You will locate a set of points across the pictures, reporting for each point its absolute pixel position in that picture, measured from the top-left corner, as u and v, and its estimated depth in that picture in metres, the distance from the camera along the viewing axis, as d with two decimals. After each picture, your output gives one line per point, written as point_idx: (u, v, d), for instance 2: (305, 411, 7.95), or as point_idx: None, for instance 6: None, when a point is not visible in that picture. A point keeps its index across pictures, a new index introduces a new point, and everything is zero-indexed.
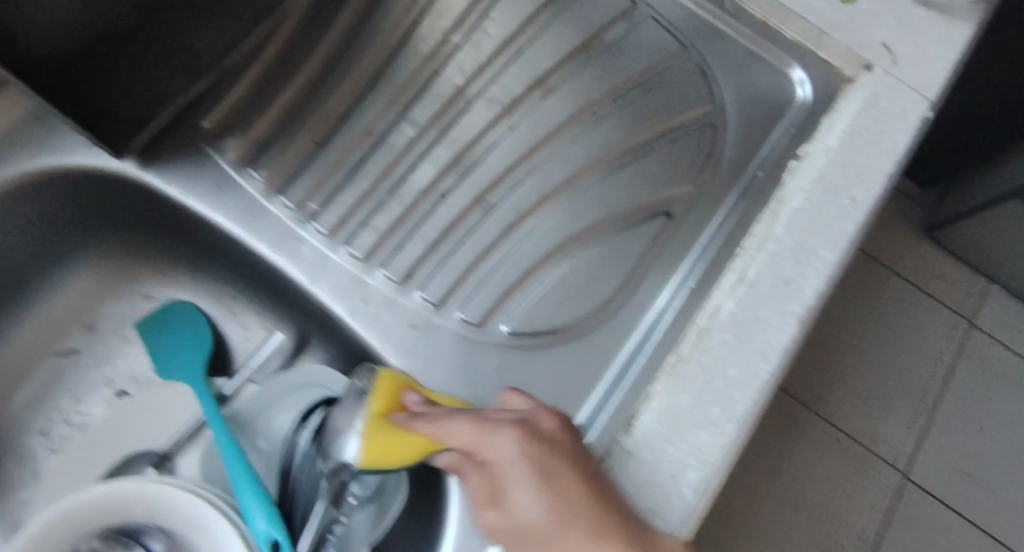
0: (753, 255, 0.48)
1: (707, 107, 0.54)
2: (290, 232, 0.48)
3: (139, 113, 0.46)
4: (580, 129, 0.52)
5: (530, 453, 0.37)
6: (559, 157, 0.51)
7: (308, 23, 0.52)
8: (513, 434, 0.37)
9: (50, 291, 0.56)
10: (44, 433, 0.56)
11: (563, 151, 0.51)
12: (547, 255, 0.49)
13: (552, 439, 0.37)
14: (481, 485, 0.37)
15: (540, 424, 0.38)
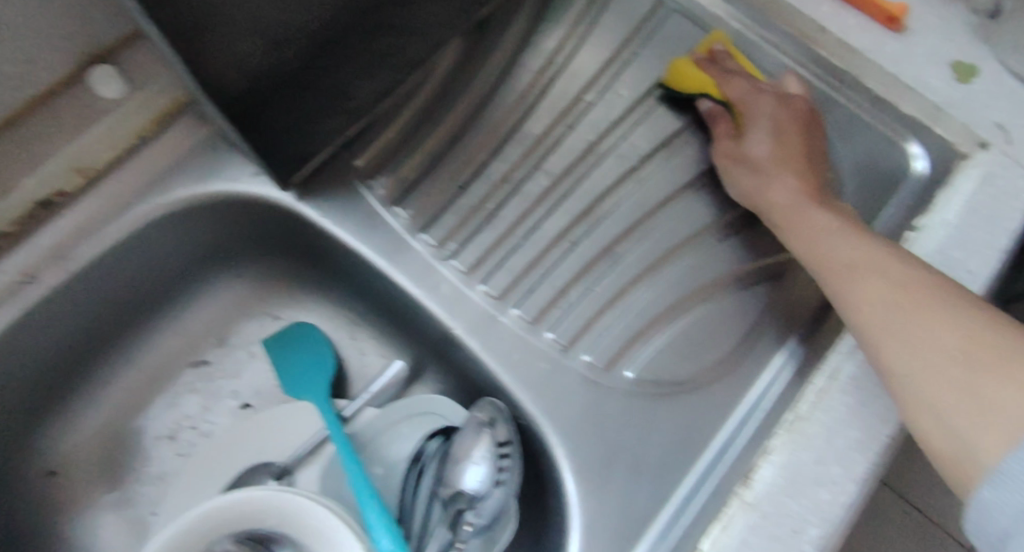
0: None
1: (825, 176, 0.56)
2: (429, 267, 0.52)
3: (301, 149, 0.51)
4: (702, 188, 0.55)
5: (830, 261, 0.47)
6: (683, 213, 0.54)
7: (455, 75, 0.56)
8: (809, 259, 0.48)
9: (193, 305, 0.61)
10: (172, 437, 0.60)
11: (686, 207, 0.54)
12: (669, 308, 0.51)
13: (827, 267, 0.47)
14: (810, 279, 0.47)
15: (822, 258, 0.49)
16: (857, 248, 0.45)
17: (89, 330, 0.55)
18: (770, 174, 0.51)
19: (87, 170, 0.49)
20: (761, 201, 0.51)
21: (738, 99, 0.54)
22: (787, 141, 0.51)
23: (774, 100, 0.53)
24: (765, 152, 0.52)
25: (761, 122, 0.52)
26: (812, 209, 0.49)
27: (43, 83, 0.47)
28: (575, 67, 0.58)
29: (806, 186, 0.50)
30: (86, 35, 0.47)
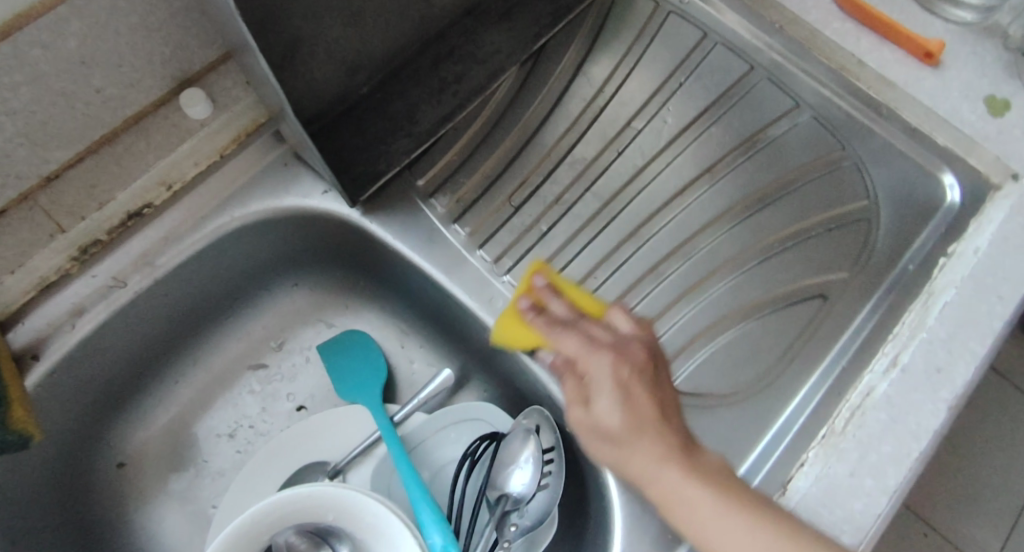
0: (904, 341, 0.51)
1: (863, 203, 0.57)
2: (486, 280, 0.56)
3: (371, 169, 0.55)
4: (742, 215, 0.59)
5: (621, 374, 0.42)
6: (723, 239, 0.58)
7: (511, 102, 0.61)
8: (605, 358, 0.42)
9: (256, 310, 0.65)
10: (231, 435, 0.63)
11: (728, 234, 0.59)
12: (703, 330, 0.56)
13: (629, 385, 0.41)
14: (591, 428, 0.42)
15: (631, 354, 0.43)
16: (683, 485, 0.39)
17: (161, 331, 0.59)
18: (625, 440, 0.40)
19: (175, 184, 0.54)
20: (629, 478, 0.40)
21: (573, 358, 0.44)
22: (636, 402, 0.41)
23: (613, 366, 0.42)
24: (605, 386, 0.41)
25: (608, 388, 0.41)
26: (667, 468, 0.40)
27: (139, 106, 0.51)
28: (624, 95, 0.62)
29: (663, 408, 0.41)
30: (177, 64, 0.51)
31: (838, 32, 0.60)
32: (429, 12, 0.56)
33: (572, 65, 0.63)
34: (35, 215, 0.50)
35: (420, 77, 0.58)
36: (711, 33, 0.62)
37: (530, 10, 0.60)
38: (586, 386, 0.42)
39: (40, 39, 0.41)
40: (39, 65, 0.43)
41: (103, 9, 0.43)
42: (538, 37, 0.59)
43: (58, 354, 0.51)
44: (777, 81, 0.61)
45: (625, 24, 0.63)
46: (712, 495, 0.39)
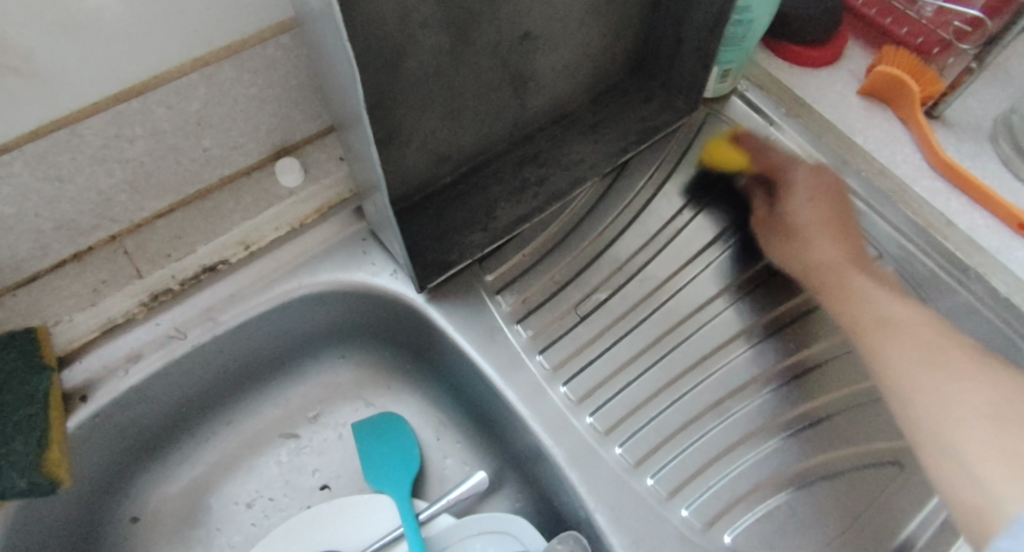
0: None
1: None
2: (541, 389, 0.55)
3: (441, 258, 0.55)
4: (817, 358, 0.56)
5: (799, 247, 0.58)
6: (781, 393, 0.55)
7: (587, 213, 0.61)
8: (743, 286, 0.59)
9: (301, 378, 0.64)
10: (249, 504, 0.61)
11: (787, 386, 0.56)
12: (762, 482, 0.53)
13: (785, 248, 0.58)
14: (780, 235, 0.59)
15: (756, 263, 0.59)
16: (828, 249, 0.56)
17: (207, 387, 0.58)
18: (808, 236, 0.57)
19: (252, 245, 0.55)
20: (801, 264, 0.57)
21: (777, 163, 0.61)
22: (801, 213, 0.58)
23: (810, 170, 0.60)
24: (808, 219, 0.58)
25: (800, 189, 0.59)
26: (855, 274, 0.55)
27: (236, 167, 0.55)
28: (703, 221, 0.61)
29: (823, 243, 0.57)
30: (280, 133, 0.55)
31: (928, 189, 0.60)
32: (523, 117, 0.59)
33: (653, 185, 0.63)
34: (118, 257, 0.52)
35: (503, 175, 0.60)
36: None
37: (618, 127, 0.63)
38: (784, 186, 0.60)
39: (166, 100, 0.46)
40: (161, 123, 0.47)
41: (229, 81, 0.48)
42: (624, 152, 0.61)
43: (105, 398, 0.51)
44: (858, 227, 0.59)
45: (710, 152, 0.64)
46: (898, 305, 0.52)
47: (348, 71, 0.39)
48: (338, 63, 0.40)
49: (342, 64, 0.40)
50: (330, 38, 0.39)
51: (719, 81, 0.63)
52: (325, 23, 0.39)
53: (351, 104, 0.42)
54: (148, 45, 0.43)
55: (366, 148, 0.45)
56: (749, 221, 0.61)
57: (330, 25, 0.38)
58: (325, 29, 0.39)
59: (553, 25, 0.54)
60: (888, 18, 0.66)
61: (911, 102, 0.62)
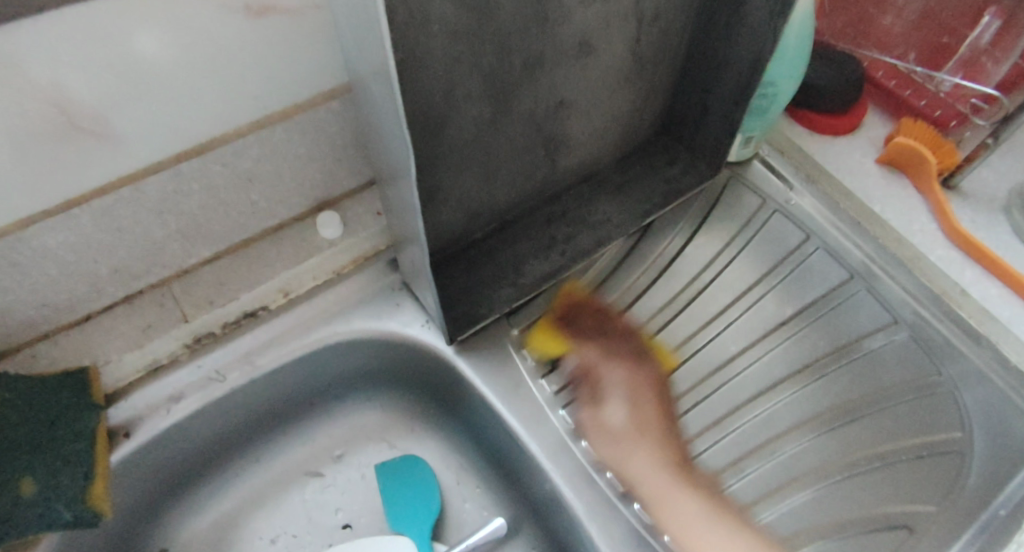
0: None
1: (956, 434, 0.55)
2: (562, 443, 0.56)
3: (472, 312, 0.58)
4: (828, 425, 0.58)
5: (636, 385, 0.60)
6: (797, 455, 0.58)
7: (612, 270, 0.64)
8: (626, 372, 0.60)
9: (328, 419, 0.66)
10: (273, 540, 0.62)
11: (804, 447, 0.58)
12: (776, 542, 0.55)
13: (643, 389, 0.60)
14: (580, 381, 0.59)
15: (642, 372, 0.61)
16: (652, 474, 0.56)
17: (239, 426, 0.61)
18: (625, 445, 0.57)
19: (291, 292, 0.58)
20: (620, 468, 0.56)
21: (588, 365, 0.60)
22: (642, 409, 0.59)
23: (627, 376, 0.60)
24: (624, 424, 0.58)
25: (617, 393, 0.60)
26: (683, 495, 0.56)
27: (279, 219, 0.58)
28: (721, 282, 0.64)
29: (657, 455, 0.58)
30: (324, 187, 0.58)
31: (943, 258, 0.62)
32: (552, 178, 0.62)
33: (673, 247, 0.65)
34: (166, 299, 0.55)
35: (532, 232, 0.62)
36: (814, 236, 0.63)
37: (643, 189, 0.65)
38: (596, 393, 0.59)
39: (223, 158, 0.50)
40: (216, 178, 0.51)
41: (281, 142, 0.52)
42: (648, 214, 0.64)
43: (147, 435, 0.54)
44: (875, 295, 0.61)
45: (729, 215, 0.66)
46: (653, 463, 0.57)
47: (401, 143, 0.42)
48: (393, 135, 0.43)
49: (396, 136, 0.43)
50: (388, 112, 0.42)
51: (743, 147, 0.65)
52: (382, 99, 0.42)
53: (401, 169, 0.45)
54: (211, 112, 0.46)
55: (413, 210, 0.47)
56: (585, 421, 0.58)
57: (389, 103, 0.41)
58: (379, 103, 0.43)
59: (585, 95, 0.57)
60: (907, 90, 0.69)
61: (927, 174, 0.65)
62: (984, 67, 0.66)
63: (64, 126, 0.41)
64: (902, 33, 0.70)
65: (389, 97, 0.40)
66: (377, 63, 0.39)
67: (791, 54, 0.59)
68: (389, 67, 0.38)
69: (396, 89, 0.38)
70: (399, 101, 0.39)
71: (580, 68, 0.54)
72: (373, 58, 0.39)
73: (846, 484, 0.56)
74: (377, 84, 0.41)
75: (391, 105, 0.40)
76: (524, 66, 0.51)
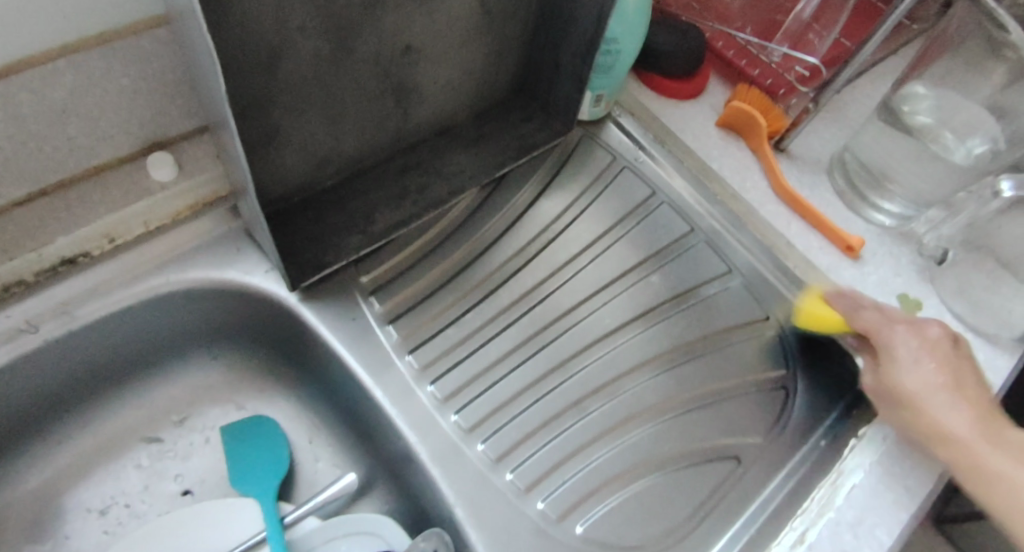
0: (811, 517, 0.52)
1: (780, 372, 0.60)
2: (409, 389, 0.57)
3: (317, 258, 0.56)
4: (662, 368, 0.60)
5: (941, 366, 0.52)
6: (639, 391, 0.59)
7: (461, 224, 0.64)
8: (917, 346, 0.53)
9: (166, 380, 0.62)
10: (103, 512, 0.59)
11: (647, 384, 0.60)
12: (605, 482, 0.55)
13: (950, 359, 0.53)
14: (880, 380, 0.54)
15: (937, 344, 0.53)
16: (961, 419, 0.50)
17: (62, 387, 0.56)
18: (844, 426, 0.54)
19: (119, 239, 0.54)
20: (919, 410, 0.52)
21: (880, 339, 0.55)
22: (957, 375, 0.52)
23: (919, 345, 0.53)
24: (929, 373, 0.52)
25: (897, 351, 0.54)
26: (984, 449, 0.49)
27: (101, 159, 0.53)
28: (571, 234, 0.66)
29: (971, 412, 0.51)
30: (155, 128, 0.54)
31: (771, 213, 0.67)
32: (406, 127, 0.62)
33: (524, 200, 0.66)
34: None
35: (384, 183, 0.62)
36: (660, 192, 0.67)
37: (497, 142, 0.67)
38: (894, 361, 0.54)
39: (30, 85, 0.46)
40: (22, 107, 0.46)
41: (99, 72, 0.48)
42: (502, 166, 0.65)
43: None
44: (713, 246, 0.65)
45: (579, 171, 0.68)
46: (957, 410, 0.51)
47: (215, 86, 0.41)
48: (206, 74, 0.42)
49: (210, 76, 0.41)
50: (199, 44, 0.40)
51: (593, 105, 0.67)
52: (191, 24, 0.39)
53: (219, 113, 0.44)
54: (10, 29, 0.42)
55: (236, 159, 0.47)
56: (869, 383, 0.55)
57: (200, 40, 0.39)
58: (194, 31, 0.40)
59: (434, 41, 0.57)
60: (743, 60, 0.73)
61: (759, 135, 0.69)
62: (810, 42, 0.74)
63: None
64: (739, 9, 0.77)
65: (199, 36, 0.39)
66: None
67: (631, 17, 0.62)
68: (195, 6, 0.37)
69: (207, 32, 0.37)
70: (202, 20, 0.37)
71: (426, 12, 0.54)
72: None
73: (677, 422, 0.58)
74: (185, 8, 0.39)
75: (202, 43, 0.39)
76: (364, 4, 0.50)
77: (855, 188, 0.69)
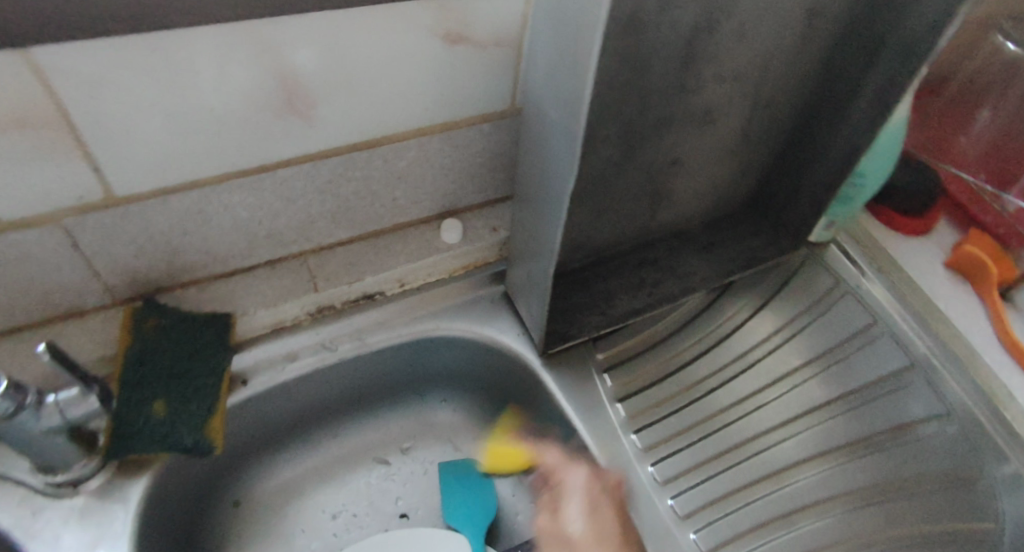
0: None
1: (987, 525, 0.57)
2: (631, 465, 0.63)
3: (563, 330, 0.64)
4: (868, 503, 0.61)
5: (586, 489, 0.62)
6: (843, 521, 0.61)
7: (688, 321, 0.71)
8: (577, 490, 0.63)
9: (404, 410, 0.71)
10: (334, 516, 0.66)
11: (853, 516, 0.61)
12: None
13: (597, 495, 0.62)
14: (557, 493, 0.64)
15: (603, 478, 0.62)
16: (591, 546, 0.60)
17: (331, 399, 0.66)
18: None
19: (407, 283, 0.65)
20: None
21: (552, 468, 0.65)
22: (599, 520, 0.61)
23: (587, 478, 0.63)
24: (580, 535, 0.61)
25: (574, 501, 0.63)
26: None
27: (407, 219, 0.65)
28: (788, 350, 0.69)
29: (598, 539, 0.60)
30: (452, 198, 0.65)
31: (999, 363, 0.66)
32: (650, 226, 0.68)
33: (745, 313, 0.71)
34: (301, 270, 0.62)
35: (622, 273, 0.68)
36: (880, 322, 0.67)
37: (727, 251, 0.71)
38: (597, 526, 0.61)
39: (386, 155, 0.57)
40: (375, 171, 0.58)
41: (435, 149, 0.59)
42: (731, 273, 0.70)
43: (260, 385, 0.60)
44: (931, 383, 0.63)
45: (801, 292, 0.71)
46: (584, 515, 0.62)
47: (560, 185, 0.50)
48: (551, 173, 0.51)
49: (555, 174, 0.50)
50: (560, 151, 0.49)
51: (824, 230, 0.70)
52: (558, 133, 0.48)
53: (544, 203, 0.53)
54: (391, 113, 0.55)
55: (541, 239, 0.55)
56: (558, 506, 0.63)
57: (565, 153, 0.48)
58: (551, 135, 0.50)
59: (696, 158, 0.64)
60: (976, 206, 0.75)
61: (987, 281, 0.70)
62: None
63: (281, 101, 0.50)
64: (974, 156, 0.78)
65: (568, 148, 0.47)
66: (568, 98, 0.46)
67: (880, 154, 0.66)
68: (576, 127, 0.46)
69: (579, 151, 0.46)
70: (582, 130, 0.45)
71: (700, 133, 0.62)
72: (562, 97, 0.47)
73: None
74: (558, 119, 0.48)
75: (565, 153, 0.48)
76: (655, 122, 0.58)
77: None
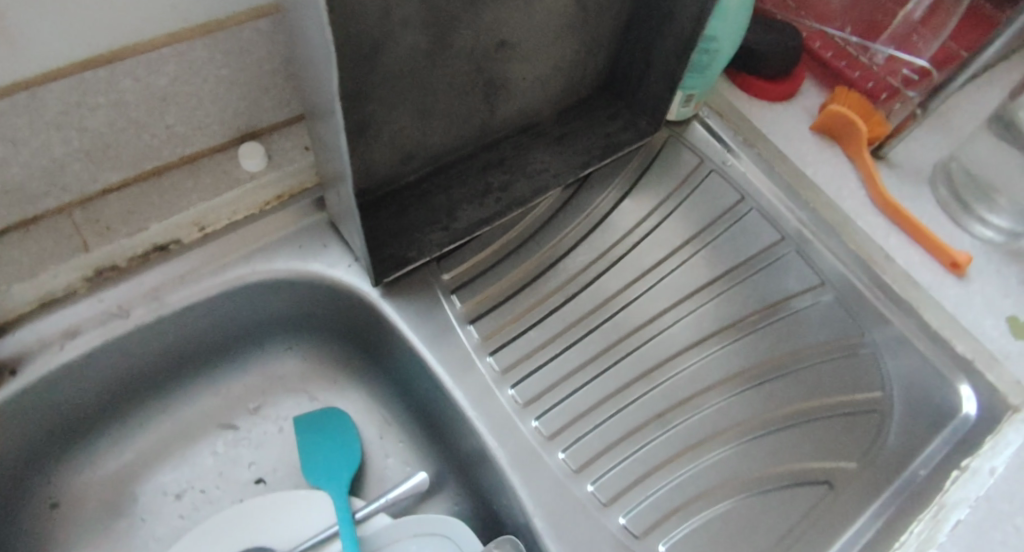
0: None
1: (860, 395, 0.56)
2: (489, 391, 0.57)
3: (400, 254, 0.56)
4: (738, 389, 0.58)
5: None
6: (722, 409, 0.58)
7: (545, 223, 0.63)
8: None
9: (246, 368, 0.63)
10: (178, 496, 0.59)
11: (728, 402, 0.58)
12: (687, 502, 0.55)
13: None
14: None
15: None
16: None
17: (147, 371, 0.57)
18: None
19: (207, 227, 0.55)
20: None
21: None
22: None
23: None
24: None
25: None
26: None
27: (195, 148, 0.54)
28: (654, 239, 0.64)
29: None
30: (246, 117, 0.55)
31: (869, 224, 0.63)
32: (491, 123, 0.60)
33: (608, 204, 0.65)
34: (67, 226, 0.51)
35: (467, 180, 0.60)
36: (748, 198, 0.63)
37: (581, 141, 0.65)
38: None
39: (133, 72, 0.45)
40: (125, 95, 0.46)
41: (201, 60, 0.48)
42: (585, 165, 0.63)
43: (35, 375, 0.50)
44: (804, 256, 0.61)
45: (664, 175, 0.65)
46: None
47: (330, 86, 0.40)
48: (319, 72, 0.41)
49: (325, 76, 0.40)
50: (316, 40, 0.39)
51: (682, 105, 0.64)
52: (309, 18, 0.38)
53: (325, 111, 0.43)
54: (122, 16, 0.42)
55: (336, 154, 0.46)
56: None
57: (320, 43, 0.38)
58: (310, 26, 0.39)
59: (526, 37, 0.55)
60: (842, 61, 0.69)
61: (858, 142, 0.65)
62: (915, 45, 0.69)
63: None
64: (840, 7, 0.71)
65: (321, 36, 0.37)
66: None
67: (732, 13, 0.58)
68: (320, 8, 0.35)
69: (330, 37, 0.36)
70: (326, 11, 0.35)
71: (524, 6, 0.52)
72: None
73: (750, 445, 0.56)
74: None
75: (321, 43, 0.37)
76: None
77: (960, 199, 0.64)
